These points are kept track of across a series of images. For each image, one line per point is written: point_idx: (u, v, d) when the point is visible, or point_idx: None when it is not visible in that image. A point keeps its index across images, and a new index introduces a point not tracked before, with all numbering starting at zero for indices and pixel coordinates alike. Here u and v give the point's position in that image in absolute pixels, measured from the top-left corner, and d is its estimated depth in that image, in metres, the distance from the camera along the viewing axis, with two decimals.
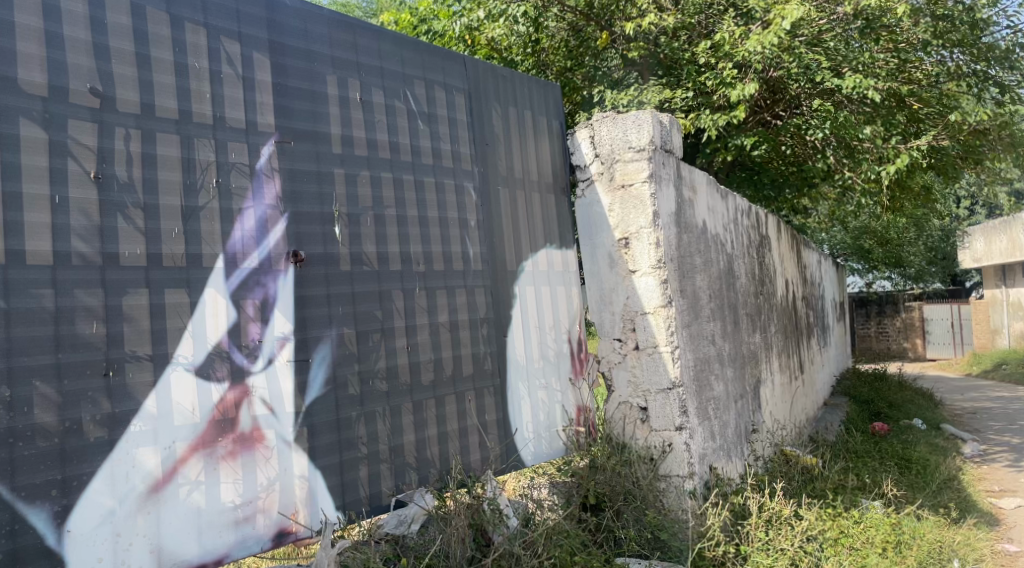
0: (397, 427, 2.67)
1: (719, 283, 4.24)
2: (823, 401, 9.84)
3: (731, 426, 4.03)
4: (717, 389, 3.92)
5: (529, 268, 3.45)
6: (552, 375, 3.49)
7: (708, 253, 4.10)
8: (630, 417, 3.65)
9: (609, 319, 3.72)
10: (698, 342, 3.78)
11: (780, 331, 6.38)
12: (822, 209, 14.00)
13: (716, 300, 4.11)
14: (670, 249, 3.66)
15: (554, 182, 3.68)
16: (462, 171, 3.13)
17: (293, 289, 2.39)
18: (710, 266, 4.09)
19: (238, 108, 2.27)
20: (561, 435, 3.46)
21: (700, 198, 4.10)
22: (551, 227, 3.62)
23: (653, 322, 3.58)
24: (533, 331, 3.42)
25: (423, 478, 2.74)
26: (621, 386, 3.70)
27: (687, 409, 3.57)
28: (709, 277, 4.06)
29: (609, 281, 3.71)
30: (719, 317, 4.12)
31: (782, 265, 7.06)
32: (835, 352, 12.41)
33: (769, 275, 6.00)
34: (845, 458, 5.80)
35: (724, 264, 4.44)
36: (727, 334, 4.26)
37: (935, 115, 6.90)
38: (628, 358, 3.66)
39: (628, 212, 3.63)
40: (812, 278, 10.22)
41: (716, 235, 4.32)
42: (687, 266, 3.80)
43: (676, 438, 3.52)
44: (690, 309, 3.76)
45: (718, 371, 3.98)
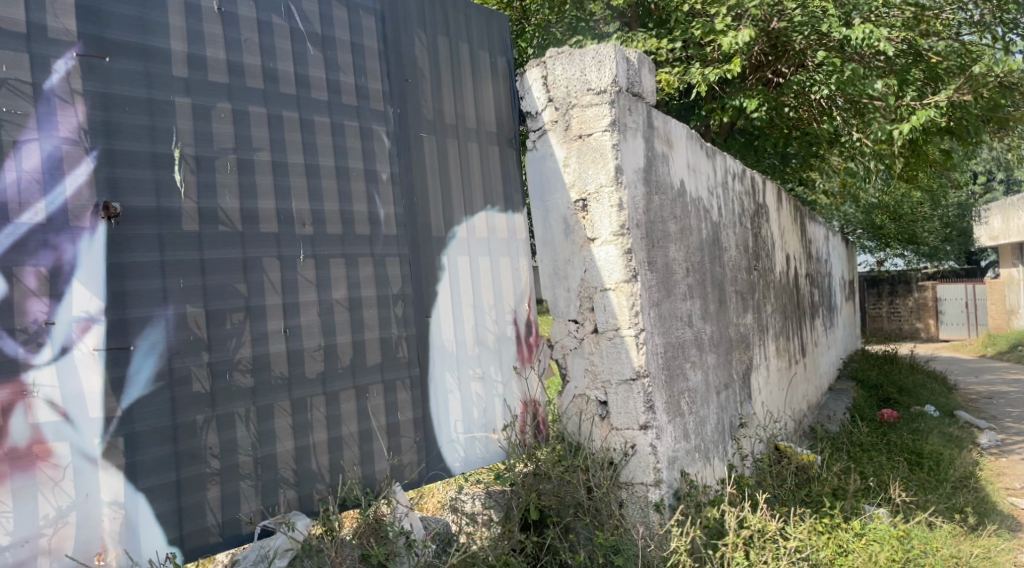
0: (267, 433, 2.09)
1: (700, 254, 3.64)
2: (828, 386, 9.25)
3: (711, 423, 3.45)
4: (695, 379, 3.34)
5: (463, 235, 2.85)
6: (491, 365, 2.91)
7: (687, 219, 3.49)
8: (587, 413, 3.09)
9: (564, 297, 3.13)
10: (671, 323, 3.19)
11: (778, 313, 5.77)
12: (833, 182, 13.30)
13: (695, 275, 3.51)
14: (642, 211, 3.09)
15: (498, 131, 3.07)
16: (370, 110, 2.52)
17: (106, 254, 1.81)
18: (689, 235, 3.48)
19: (12, 6, 1.71)
20: (500, 436, 2.88)
21: (677, 154, 3.48)
22: (493, 185, 3.02)
23: (615, 299, 3.01)
24: (466, 310, 2.83)
25: (305, 497, 2.17)
26: (577, 377, 3.12)
27: (655, 404, 3.00)
28: (688, 246, 3.45)
29: (564, 251, 3.12)
30: (699, 293, 3.53)
31: (783, 239, 6.43)
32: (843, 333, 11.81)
33: (766, 248, 5.40)
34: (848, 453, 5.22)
35: (707, 232, 3.83)
36: (709, 314, 3.66)
37: (957, 69, 6.20)
38: (586, 343, 3.09)
39: (586, 168, 3.04)
40: (819, 254, 9.60)
41: (697, 198, 3.70)
42: (659, 233, 3.20)
43: (639, 439, 2.96)
44: (661, 284, 3.16)
45: (697, 358, 3.39)
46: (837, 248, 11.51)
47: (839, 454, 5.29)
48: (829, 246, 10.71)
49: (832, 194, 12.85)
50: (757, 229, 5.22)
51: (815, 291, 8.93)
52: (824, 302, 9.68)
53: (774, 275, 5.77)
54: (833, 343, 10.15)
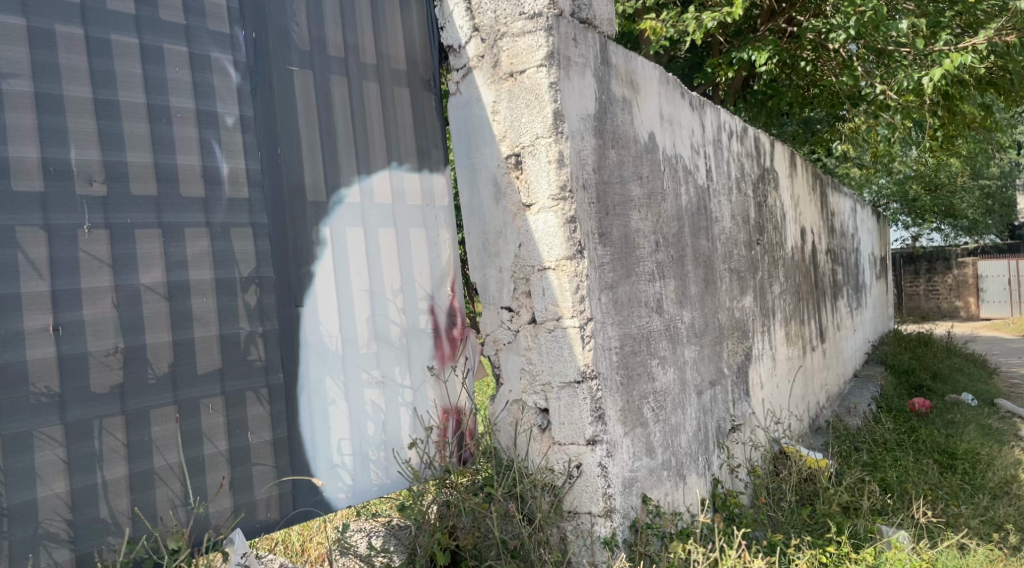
0: (21, 473, 1.52)
1: (676, 226, 3.00)
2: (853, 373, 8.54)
3: (686, 432, 2.83)
4: (664, 378, 2.72)
5: (356, 202, 2.23)
6: (396, 366, 2.29)
7: (655, 181, 2.85)
8: (525, 423, 2.48)
9: (496, 278, 2.51)
10: (630, 310, 2.57)
11: (785, 295, 5.12)
12: (861, 150, 12.48)
13: (666, 247, 2.88)
14: (591, 170, 2.48)
15: (410, 70, 2.44)
16: (208, 32, 1.90)
17: None
18: (658, 201, 2.85)
19: None
20: (407, 456, 2.28)
21: (644, 101, 2.83)
22: (401, 138, 2.40)
23: (556, 281, 2.39)
24: (360, 296, 2.21)
25: (87, 558, 1.59)
26: (513, 378, 2.50)
27: (606, 412, 2.40)
28: (655, 214, 2.82)
29: (495, 221, 2.50)
30: (671, 273, 2.90)
31: (794, 210, 5.76)
32: (874, 315, 11.03)
33: (771, 219, 4.75)
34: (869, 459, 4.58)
35: (688, 198, 3.18)
36: (687, 298, 3.03)
37: (1000, 8, 5.41)
38: (522, 337, 2.48)
39: (519, 115, 2.41)
40: (844, 227, 8.87)
41: (674, 157, 3.06)
42: (614, 198, 2.58)
43: (586, 458, 2.37)
44: (617, 262, 2.55)
45: (667, 352, 2.77)
46: (866, 221, 10.70)
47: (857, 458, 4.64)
48: (856, 219, 9.92)
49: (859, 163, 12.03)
50: (759, 200, 4.56)
51: (839, 270, 8.21)
52: (850, 281, 8.94)
53: (782, 253, 5.11)
54: (860, 326, 9.41)
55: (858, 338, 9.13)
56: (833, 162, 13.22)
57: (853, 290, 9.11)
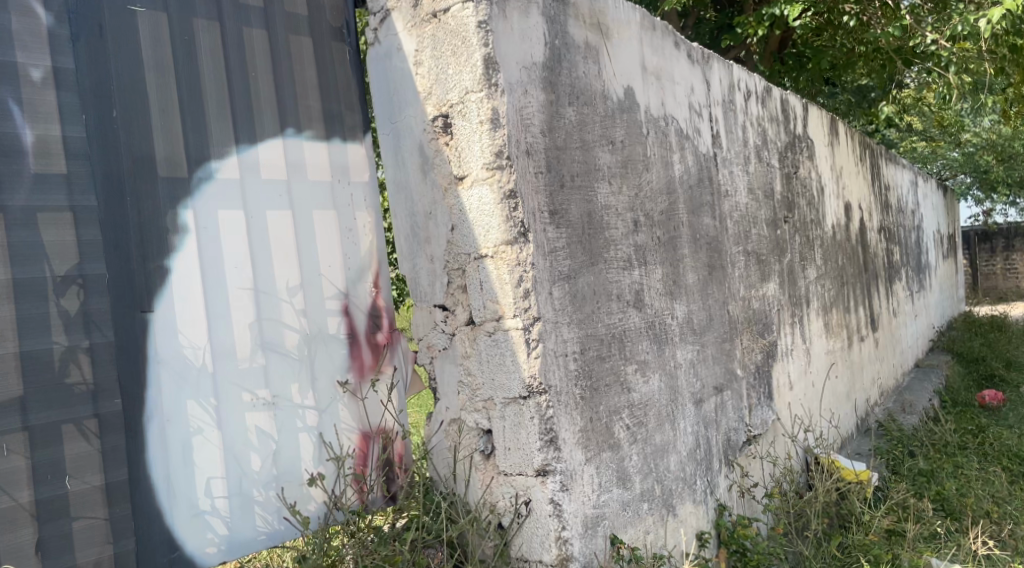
0: None
1: (663, 201, 2.48)
2: (915, 363, 7.79)
3: (677, 452, 2.33)
4: (644, 388, 2.22)
5: (233, 179, 1.78)
6: (294, 382, 1.84)
7: (633, 149, 2.35)
8: (465, 449, 2.01)
9: (428, 269, 2.04)
10: (595, 305, 2.08)
11: (822, 280, 4.52)
12: (923, 119, 11.57)
13: (649, 229, 2.37)
14: (539, 133, 1.99)
15: (312, 14, 1.98)
16: None
17: None
18: (636, 173, 2.35)
19: None
20: (308, 495, 1.83)
21: (617, 50, 2.33)
22: (301, 99, 1.94)
23: (495, 271, 1.92)
24: (241, 297, 1.76)
25: None
26: (450, 392, 2.03)
27: (561, 434, 1.92)
28: (632, 188, 2.32)
29: (425, 199, 2.02)
30: (657, 259, 2.39)
31: (835, 184, 5.16)
32: (942, 299, 10.17)
33: (801, 193, 4.19)
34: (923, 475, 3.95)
35: (682, 168, 2.66)
36: (679, 288, 2.51)
37: None
38: (458, 341, 2.00)
39: (445, 65, 1.94)
40: (902, 203, 8.10)
41: (661, 119, 2.54)
42: (574, 167, 2.09)
43: (535, 492, 1.89)
44: (576, 247, 2.05)
45: (649, 356, 2.26)
46: (929, 195, 9.84)
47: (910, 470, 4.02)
48: (918, 193, 9.10)
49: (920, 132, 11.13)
50: (787, 172, 3.99)
51: (895, 249, 7.47)
52: (911, 262, 8.18)
53: (817, 233, 4.52)
54: (923, 311, 8.61)
55: (920, 324, 8.35)
56: (891, 134, 12.33)
57: (914, 272, 8.33)
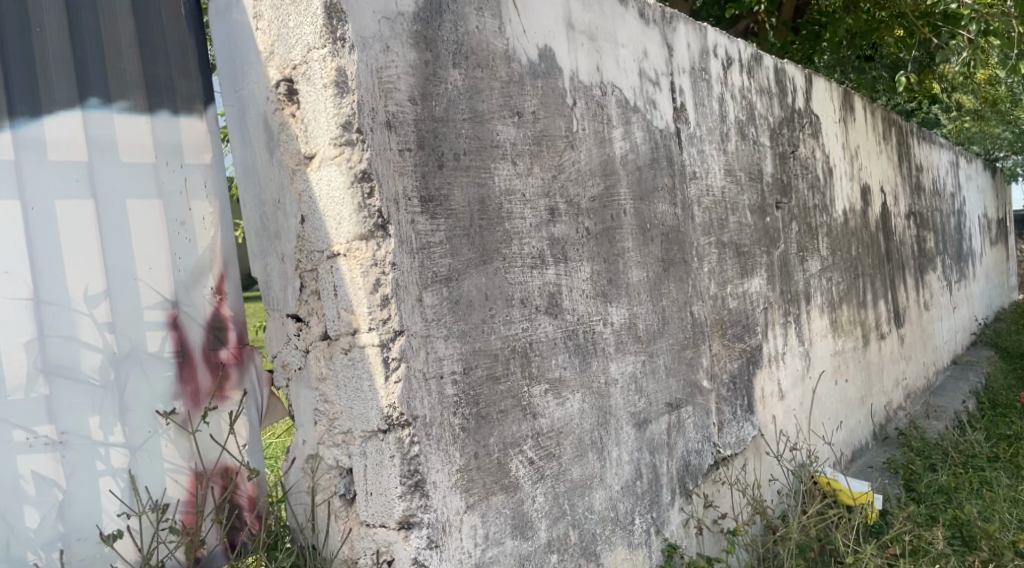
0: None
1: (592, 187, 2.09)
2: (953, 359, 7.21)
3: (606, 488, 1.94)
4: (559, 412, 1.83)
5: (3, 160, 1.42)
6: (93, 414, 1.48)
7: (548, 123, 1.95)
8: (323, 492, 1.63)
9: (279, 269, 1.66)
10: (485, 313, 1.69)
11: (829, 272, 4.06)
12: (967, 95, 10.82)
13: (568, 219, 1.98)
14: (407, 100, 1.59)
15: None
16: None
17: None
18: (552, 152, 1.95)
19: None
20: (110, 556, 1.48)
21: (531, 4, 1.94)
22: (112, 61, 1.57)
23: (348, 273, 1.53)
24: (13, 311, 1.41)
25: None
26: (306, 422, 1.65)
27: (430, 476, 1.53)
28: (546, 171, 1.92)
29: (273, 183, 1.64)
30: (579, 256, 2.00)
31: (848, 165, 4.67)
32: (987, 289, 9.49)
33: (801, 176, 3.74)
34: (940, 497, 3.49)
35: (624, 147, 2.27)
36: (614, 289, 2.12)
37: None
38: (313, 360, 1.62)
39: (286, 16, 1.56)
40: (938, 185, 7.49)
41: (595, 89, 2.15)
42: (461, 143, 1.70)
43: (398, 550, 1.51)
44: (459, 242, 1.66)
45: (564, 373, 1.87)
46: (972, 176, 9.14)
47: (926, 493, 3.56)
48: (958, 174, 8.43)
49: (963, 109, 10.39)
50: (782, 151, 3.54)
51: (928, 236, 6.89)
52: (948, 250, 7.57)
53: (824, 219, 4.05)
54: (963, 302, 8.00)
55: (959, 316, 7.73)
56: (932, 112, 11.58)
57: (952, 260, 7.70)
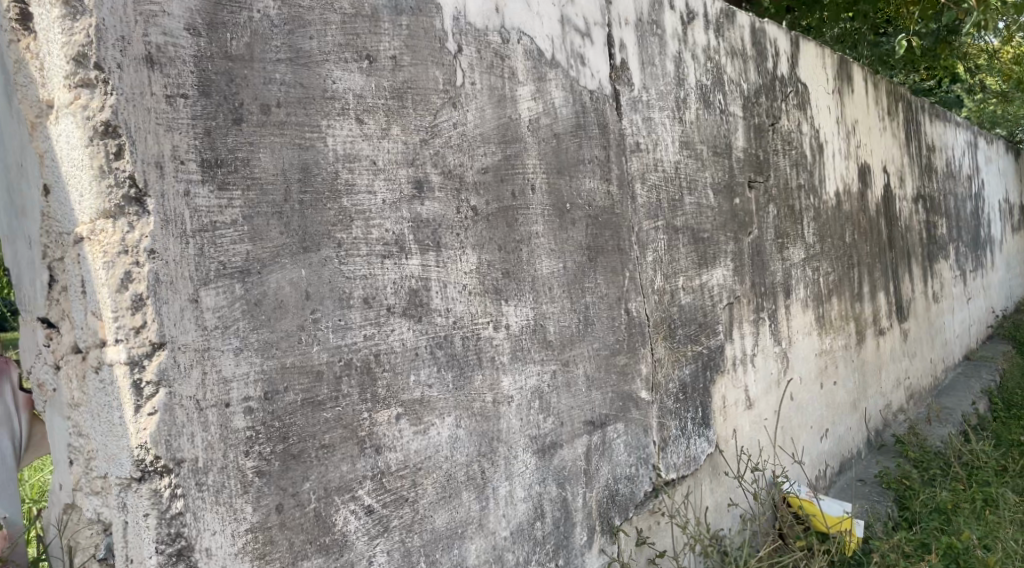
0: None
1: (482, 156, 1.67)
2: (966, 355, 6.73)
3: (487, 536, 1.54)
4: (419, 444, 1.42)
5: None
6: None
7: (415, 72, 1.53)
8: (83, 555, 1.21)
9: (27, 256, 1.24)
10: (303, 318, 1.27)
11: (817, 261, 3.62)
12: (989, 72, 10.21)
13: (444, 194, 1.56)
14: (183, 29, 1.17)
15: None
16: None
17: None
18: (420, 110, 1.53)
19: None
20: None
21: None
22: None
23: (88, 263, 1.12)
24: None
25: None
26: (62, 462, 1.24)
27: (202, 542, 1.12)
28: (409, 133, 1.50)
29: (15, 142, 1.23)
30: (459, 242, 1.58)
31: (842, 141, 4.21)
32: (1007, 277, 8.94)
33: (782, 152, 3.30)
34: (937, 523, 3.08)
35: (534, 109, 1.85)
36: (509, 284, 1.71)
37: None
38: (65, 379, 1.21)
39: None
40: (953, 167, 6.97)
41: (491, 34, 1.73)
42: (272, 90, 1.28)
43: None
44: (265, 223, 1.24)
45: (427, 393, 1.46)
46: (992, 157, 8.57)
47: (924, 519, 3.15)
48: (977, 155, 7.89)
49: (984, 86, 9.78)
50: (759, 123, 3.10)
51: (940, 222, 6.40)
52: (963, 237, 7.06)
53: (811, 202, 3.61)
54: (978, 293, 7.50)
55: (974, 308, 7.23)
56: (952, 90, 10.97)
57: (967, 247, 7.20)
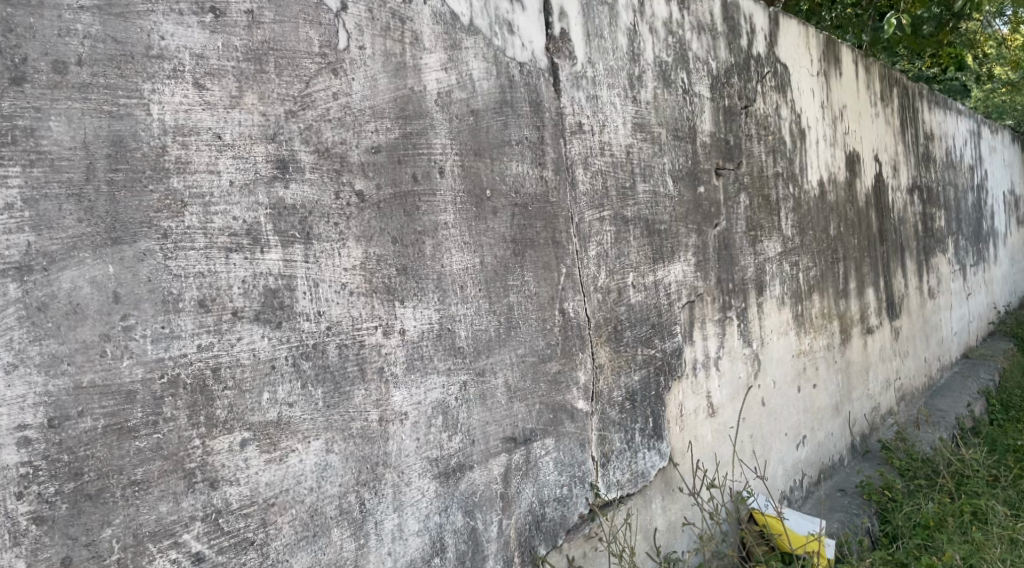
0: None
1: (372, 133, 1.43)
2: (964, 353, 6.48)
3: None
4: (274, 473, 1.19)
5: None
6: None
7: (280, 31, 1.29)
8: None
9: None
10: (109, 326, 1.04)
11: (797, 255, 3.38)
12: (994, 60, 9.90)
13: (317, 177, 1.32)
14: None
15: None
16: None
17: None
18: (286, 77, 1.29)
19: None
20: None
21: None
22: None
23: None
24: None
25: None
26: None
27: None
28: (269, 103, 1.26)
29: None
30: (338, 232, 1.34)
31: (828, 127, 3.96)
32: (1010, 272, 8.66)
33: (756, 136, 3.06)
34: (919, 542, 2.85)
35: (445, 81, 1.61)
36: (407, 282, 1.47)
37: None
38: None
39: None
40: (953, 157, 6.70)
41: None
42: (71, 43, 1.03)
43: None
44: (56, 207, 1.00)
45: (286, 413, 1.22)
46: (996, 148, 8.28)
47: (906, 538, 2.92)
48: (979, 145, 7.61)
49: (991, 75, 9.47)
50: (730, 105, 2.86)
51: (938, 214, 6.14)
52: (963, 229, 6.80)
53: (790, 192, 3.37)
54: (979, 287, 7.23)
55: (974, 304, 6.96)
56: (957, 80, 10.66)
57: (968, 241, 6.93)
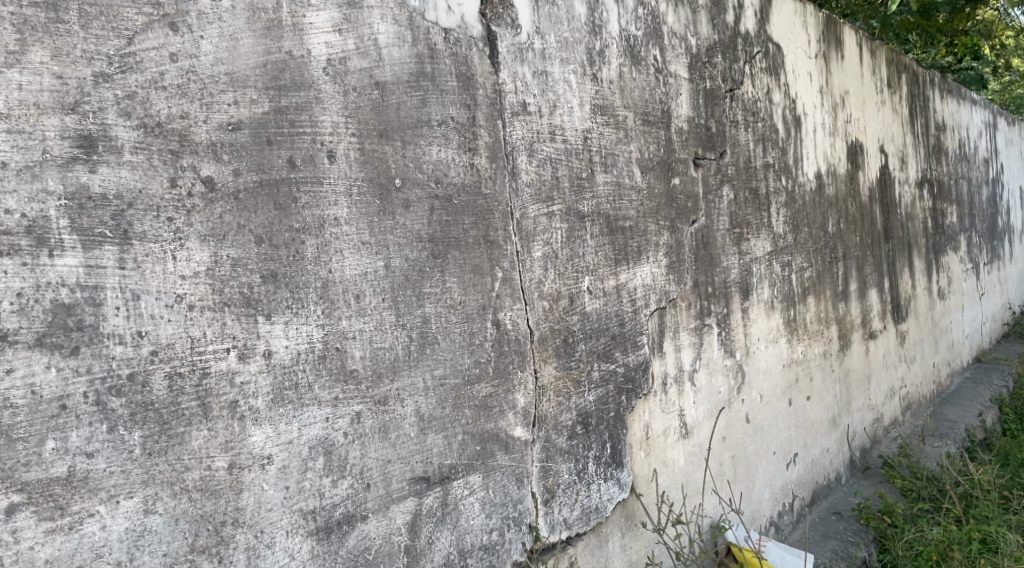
0: None
1: (227, 106, 1.14)
2: (975, 357, 6.15)
3: None
4: (59, 545, 0.92)
5: None
6: None
7: None
8: None
9: None
10: None
11: (789, 255, 3.07)
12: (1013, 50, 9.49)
13: (142, 160, 1.03)
14: None
15: None
16: None
17: None
18: (96, 29, 1.00)
19: None
20: None
21: None
22: None
23: None
24: None
25: None
26: None
27: None
28: (67, 63, 0.98)
29: None
30: (173, 230, 1.06)
31: (826, 114, 3.64)
32: None
33: (743, 122, 2.75)
34: None
35: (338, 45, 1.32)
36: (277, 292, 1.18)
37: None
38: None
39: None
40: (966, 150, 6.35)
41: None
42: None
43: None
44: None
45: (83, 467, 0.95)
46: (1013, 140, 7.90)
47: None
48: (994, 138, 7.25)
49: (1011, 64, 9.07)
50: (712, 87, 2.56)
51: (949, 210, 5.80)
52: (976, 226, 6.45)
53: (782, 185, 3.06)
54: (992, 287, 6.88)
55: (987, 305, 6.62)
56: (974, 70, 10.25)
57: (980, 238, 6.58)
